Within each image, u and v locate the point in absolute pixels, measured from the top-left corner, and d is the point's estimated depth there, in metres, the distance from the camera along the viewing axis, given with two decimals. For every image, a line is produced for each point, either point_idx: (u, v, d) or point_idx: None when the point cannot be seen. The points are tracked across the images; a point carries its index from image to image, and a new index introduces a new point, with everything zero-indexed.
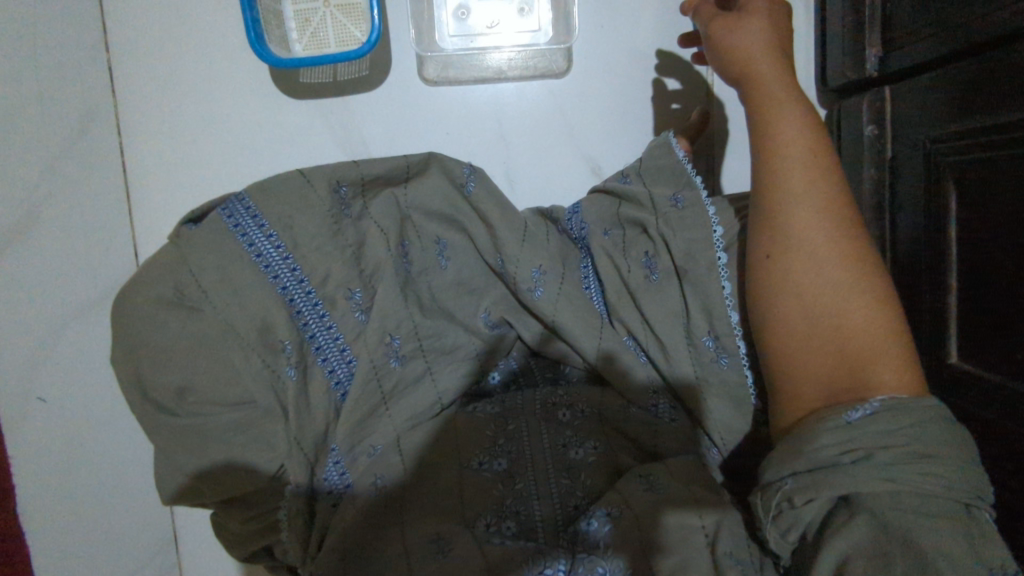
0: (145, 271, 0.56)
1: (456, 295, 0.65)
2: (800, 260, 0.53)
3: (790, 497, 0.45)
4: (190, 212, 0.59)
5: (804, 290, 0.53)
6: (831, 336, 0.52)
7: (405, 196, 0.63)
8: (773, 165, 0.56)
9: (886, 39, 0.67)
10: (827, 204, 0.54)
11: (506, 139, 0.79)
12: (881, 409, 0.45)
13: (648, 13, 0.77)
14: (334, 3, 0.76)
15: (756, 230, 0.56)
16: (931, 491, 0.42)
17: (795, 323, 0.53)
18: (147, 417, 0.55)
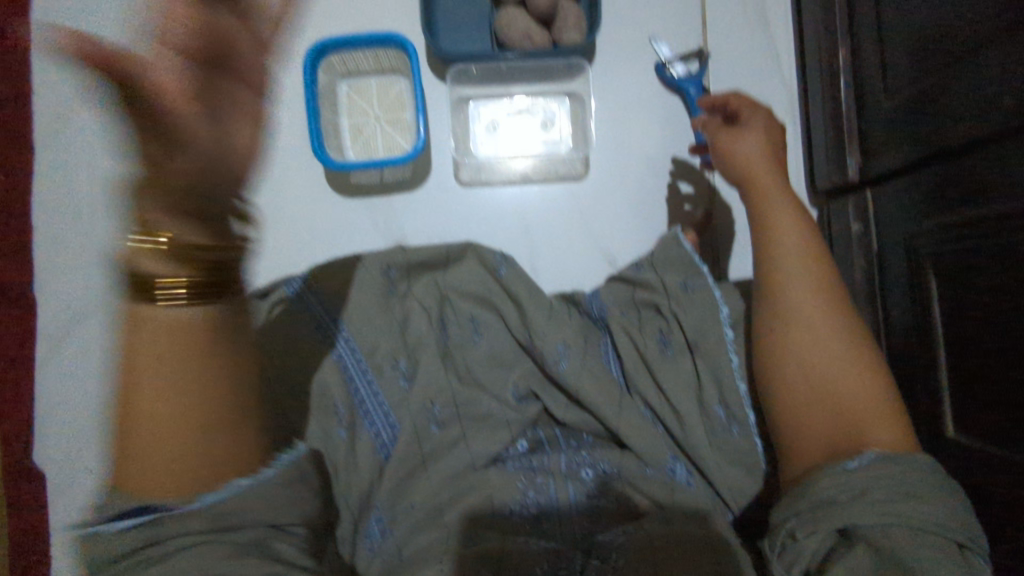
0: None
1: (487, 368, 0.71)
2: (798, 332, 0.60)
3: (792, 533, 0.50)
4: (259, 288, 0.70)
5: (801, 359, 0.59)
6: (829, 400, 0.57)
7: (444, 278, 0.73)
8: (770, 250, 0.64)
9: (864, 149, 0.77)
10: (818, 283, 0.62)
11: (530, 232, 0.88)
12: (876, 459, 0.50)
13: (656, 125, 0.88)
14: (384, 117, 0.88)
15: (759, 307, 0.64)
16: (924, 529, 0.46)
17: (796, 388, 0.59)
18: None
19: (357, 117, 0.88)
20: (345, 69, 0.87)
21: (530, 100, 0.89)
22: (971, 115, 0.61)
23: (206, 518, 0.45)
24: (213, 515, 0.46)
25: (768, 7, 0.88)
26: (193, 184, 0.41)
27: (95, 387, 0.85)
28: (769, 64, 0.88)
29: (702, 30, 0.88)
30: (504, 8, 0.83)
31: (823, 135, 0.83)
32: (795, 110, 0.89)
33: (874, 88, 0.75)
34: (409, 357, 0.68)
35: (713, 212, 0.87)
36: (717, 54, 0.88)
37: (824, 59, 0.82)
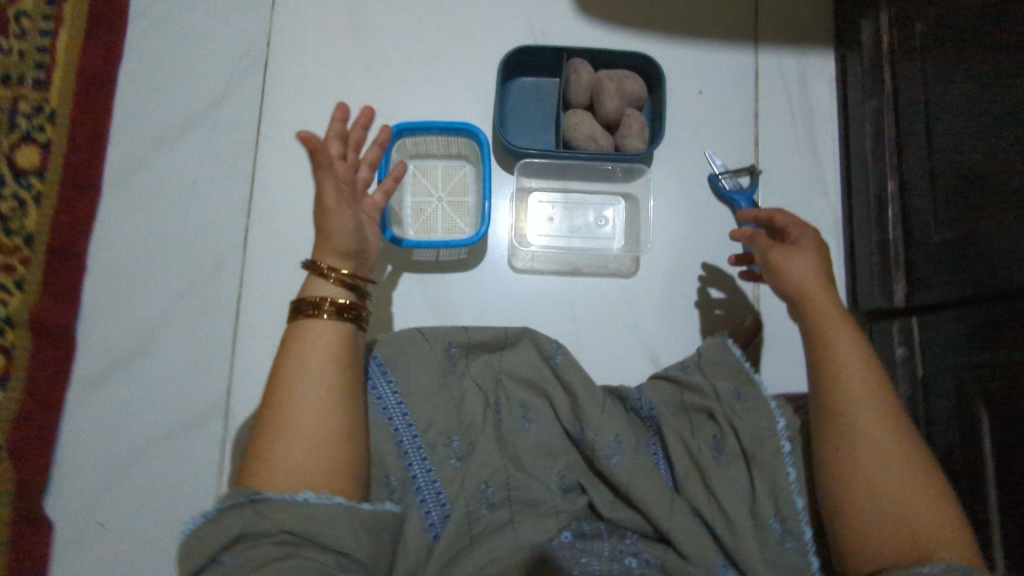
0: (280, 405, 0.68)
1: (536, 456, 0.74)
2: (862, 446, 0.61)
3: None
4: None
5: (870, 477, 0.60)
6: (895, 516, 0.58)
7: (499, 361, 0.77)
8: (831, 364, 0.65)
9: (910, 278, 0.81)
10: (881, 400, 0.63)
11: (578, 322, 0.89)
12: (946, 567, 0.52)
13: (707, 232, 0.91)
14: (446, 200, 0.91)
15: (819, 419, 0.64)
16: None
17: (861, 502, 0.59)
18: None
19: (420, 196, 0.91)
20: (414, 150, 0.91)
21: (586, 196, 0.93)
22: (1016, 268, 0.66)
23: (299, 510, 0.56)
24: (300, 504, 0.56)
25: (817, 135, 0.94)
26: (351, 252, 0.69)
27: (133, 434, 0.87)
28: (817, 187, 0.93)
29: (755, 149, 0.93)
30: (573, 110, 0.88)
31: (867, 259, 0.87)
32: (839, 231, 0.92)
33: (922, 222, 0.79)
34: (466, 438, 0.72)
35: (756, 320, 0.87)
36: (768, 171, 0.93)
37: (871, 189, 0.87)
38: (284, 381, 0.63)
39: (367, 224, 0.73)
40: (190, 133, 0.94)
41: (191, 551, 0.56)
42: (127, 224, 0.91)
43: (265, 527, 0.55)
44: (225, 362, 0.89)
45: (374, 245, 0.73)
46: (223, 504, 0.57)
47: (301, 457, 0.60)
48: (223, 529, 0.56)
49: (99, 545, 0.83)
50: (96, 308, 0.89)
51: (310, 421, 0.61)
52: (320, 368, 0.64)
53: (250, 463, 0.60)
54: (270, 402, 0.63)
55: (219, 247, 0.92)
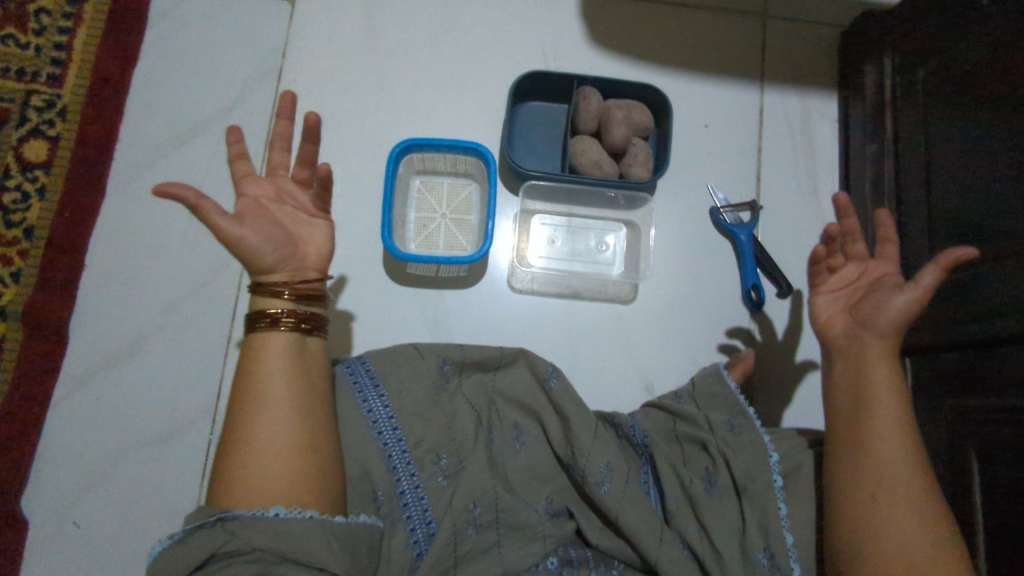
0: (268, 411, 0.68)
1: (525, 478, 0.73)
2: (885, 483, 0.63)
3: None
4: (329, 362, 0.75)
5: (894, 510, 0.61)
6: (910, 554, 0.60)
7: (493, 380, 0.77)
8: (865, 398, 0.67)
9: None
10: (908, 439, 0.64)
11: (573, 344, 0.89)
12: None
13: (706, 262, 0.92)
14: (450, 217, 0.92)
15: (844, 453, 0.66)
16: None
17: (878, 536, 0.61)
18: None
19: (424, 212, 0.92)
20: (421, 166, 0.92)
21: (589, 222, 0.94)
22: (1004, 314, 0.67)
23: (270, 528, 0.56)
24: (271, 521, 0.56)
25: (819, 176, 0.96)
26: (282, 264, 0.65)
27: (117, 433, 0.86)
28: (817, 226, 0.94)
29: (757, 185, 0.94)
30: (580, 136, 0.89)
31: None
32: None
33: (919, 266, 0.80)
34: (455, 456, 0.72)
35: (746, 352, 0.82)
36: (769, 206, 0.94)
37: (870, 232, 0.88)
38: (248, 398, 0.63)
39: (302, 231, 0.67)
40: (198, 136, 0.94)
41: (161, 572, 0.56)
42: (128, 223, 0.91)
43: (235, 547, 0.56)
44: (216, 367, 0.89)
45: (313, 249, 0.67)
46: (193, 525, 0.57)
47: (269, 473, 0.60)
48: (194, 549, 0.56)
49: (74, 545, 0.82)
50: (90, 305, 0.89)
51: (275, 436, 0.61)
52: (282, 383, 0.63)
53: (217, 480, 0.60)
54: (235, 420, 0.62)
55: (219, 250, 0.92)
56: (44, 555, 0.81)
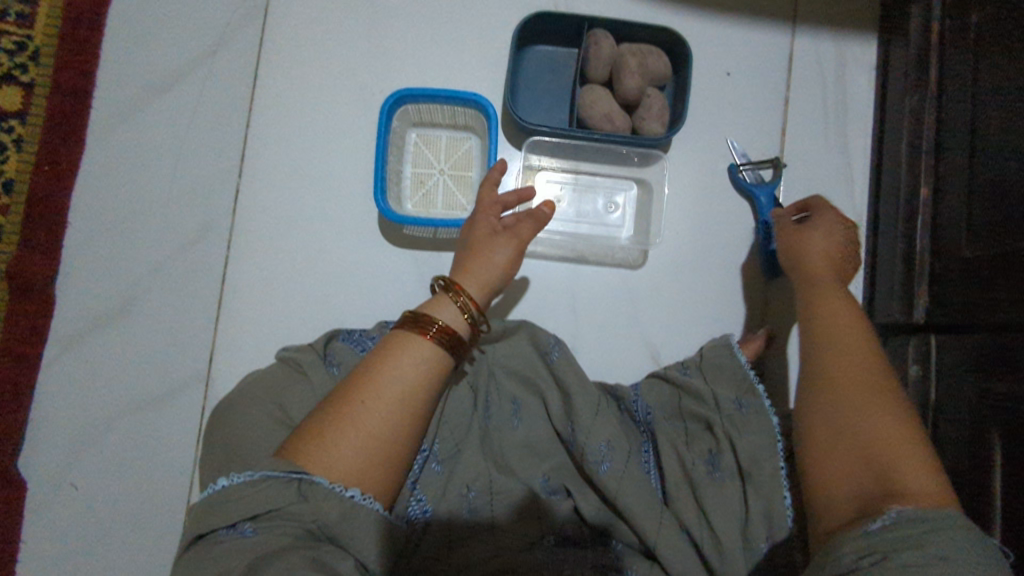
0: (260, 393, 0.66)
1: (520, 456, 0.71)
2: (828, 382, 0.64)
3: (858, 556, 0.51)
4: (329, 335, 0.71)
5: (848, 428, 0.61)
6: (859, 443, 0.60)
7: (490, 353, 0.75)
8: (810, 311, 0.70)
9: (934, 293, 0.76)
10: (852, 341, 0.66)
11: (576, 311, 0.85)
12: (899, 517, 0.52)
13: (722, 226, 0.86)
14: (448, 172, 0.86)
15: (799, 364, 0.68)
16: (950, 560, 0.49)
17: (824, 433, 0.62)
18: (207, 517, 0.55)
19: (421, 167, 0.86)
20: (418, 118, 0.85)
21: (597, 179, 0.87)
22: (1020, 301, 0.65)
23: (343, 505, 0.54)
24: (345, 499, 0.55)
25: (850, 130, 0.87)
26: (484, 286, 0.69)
27: (109, 396, 0.83)
28: (844, 186, 0.86)
29: (781, 141, 0.87)
30: (590, 86, 0.82)
31: (890, 265, 0.81)
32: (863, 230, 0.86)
33: (950, 237, 0.74)
34: (448, 442, 0.71)
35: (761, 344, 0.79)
36: (794, 165, 0.86)
37: (901, 193, 0.81)
38: (368, 381, 0.60)
39: (494, 249, 0.70)
40: (179, 84, 0.87)
41: (219, 509, 0.54)
42: (111, 181, 0.86)
43: (302, 509, 0.53)
44: (206, 331, 0.85)
45: (487, 269, 0.69)
46: (268, 474, 0.54)
47: (359, 458, 0.57)
48: (262, 496, 0.54)
49: (72, 507, 0.80)
50: (77, 266, 0.85)
51: (380, 418, 0.59)
52: (413, 382, 0.61)
53: (301, 439, 0.58)
54: (345, 394, 0.60)
55: (207, 208, 0.86)
56: (42, 518, 0.80)
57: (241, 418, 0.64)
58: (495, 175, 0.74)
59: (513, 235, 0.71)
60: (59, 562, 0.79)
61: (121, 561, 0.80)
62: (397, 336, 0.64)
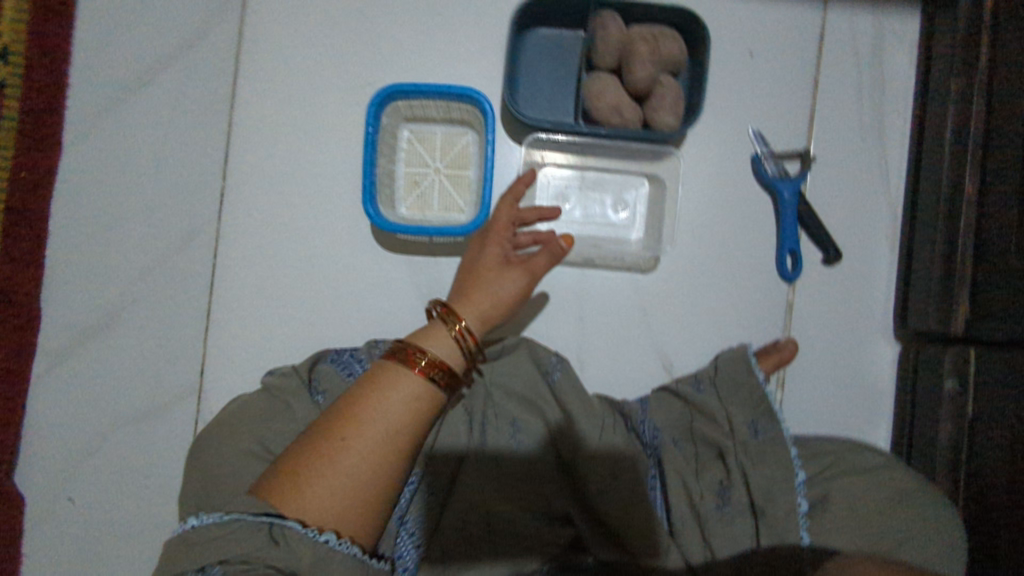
0: (240, 420, 0.61)
1: (520, 481, 0.66)
2: None
3: None
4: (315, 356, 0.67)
5: None
6: None
7: (490, 371, 0.71)
8: None
9: (975, 303, 0.69)
10: None
11: (583, 319, 0.79)
12: None
13: (742, 224, 0.79)
14: (443, 171, 0.80)
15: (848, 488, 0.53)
16: None
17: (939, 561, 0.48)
18: (176, 552, 0.51)
19: (415, 167, 0.80)
20: (409, 114, 0.79)
21: (605, 176, 0.80)
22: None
23: (316, 550, 0.50)
24: (318, 545, 0.50)
25: (886, 119, 0.79)
26: (483, 319, 0.63)
27: (99, 411, 0.81)
28: (878, 181, 0.79)
29: (808, 131, 0.79)
30: (596, 75, 0.75)
31: (927, 267, 0.74)
32: (897, 227, 0.79)
33: (994, 245, 0.67)
34: (442, 469, 0.66)
35: (781, 356, 0.74)
36: (823, 156, 0.79)
37: (942, 190, 0.73)
38: (349, 418, 0.55)
39: (495, 276, 0.64)
40: (158, 80, 0.82)
41: (188, 551, 0.50)
42: (91, 185, 0.82)
43: (271, 557, 0.48)
44: (195, 342, 0.81)
45: (486, 298, 0.64)
46: (239, 515, 0.50)
47: (337, 501, 0.52)
48: (231, 540, 0.49)
49: (70, 522, 0.80)
50: (60, 277, 0.81)
51: (368, 452, 0.54)
52: (399, 422, 0.56)
53: (277, 476, 0.53)
54: (326, 429, 0.55)
55: (191, 213, 0.81)
56: (42, 533, 0.79)
57: (219, 454, 0.60)
58: (519, 189, 0.67)
59: (524, 266, 0.65)
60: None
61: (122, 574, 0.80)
62: (383, 368, 0.59)
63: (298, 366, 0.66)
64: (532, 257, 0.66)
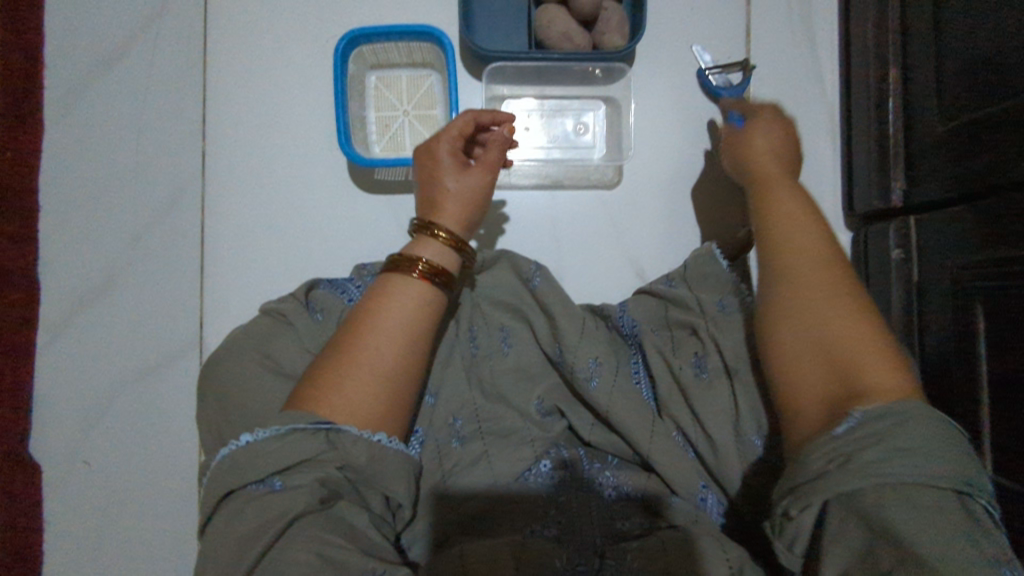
0: (247, 343, 0.67)
1: (513, 381, 0.73)
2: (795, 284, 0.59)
3: (807, 489, 0.47)
4: (309, 282, 0.72)
5: (820, 345, 0.55)
6: (830, 362, 0.54)
7: (473, 285, 0.77)
8: (783, 264, 0.61)
9: (910, 176, 0.75)
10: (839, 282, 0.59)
11: (558, 237, 0.85)
12: (861, 420, 0.48)
13: (695, 134, 0.85)
14: (412, 112, 0.85)
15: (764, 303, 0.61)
16: (908, 489, 0.44)
17: (786, 330, 0.58)
18: (231, 470, 0.53)
19: (385, 111, 0.85)
20: (374, 61, 0.84)
21: (565, 102, 0.86)
22: (1011, 163, 0.63)
23: (370, 450, 0.56)
24: (372, 444, 0.56)
25: (816, 25, 0.85)
26: (459, 220, 0.68)
27: (105, 375, 0.84)
28: (814, 82, 0.85)
29: (746, 42, 0.85)
30: (546, 6, 0.79)
31: (864, 152, 0.81)
32: (836, 125, 0.85)
33: (921, 114, 0.73)
34: (437, 372, 0.74)
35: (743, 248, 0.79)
36: (762, 64, 0.85)
37: (870, 79, 0.79)
38: (368, 325, 0.60)
39: (463, 182, 0.69)
40: (130, 54, 0.86)
41: (249, 464, 0.53)
42: (76, 160, 0.85)
43: (332, 458, 0.54)
44: (193, 300, 0.85)
45: (458, 201, 0.68)
46: (295, 426, 0.54)
47: (376, 400, 0.58)
48: (291, 450, 0.53)
49: (89, 484, 0.82)
50: (54, 249, 0.84)
51: (391, 361, 0.59)
52: (414, 325, 0.61)
53: (310, 384, 0.57)
54: (346, 340, 0.60)
55: (176, 176, 0.85)
56: (58, 499, 0.82)
57: (235, 371, 0.65)
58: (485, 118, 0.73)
59: (483, 164, 0.70)
60: (84, 537, 0.82)
61: (143, 529, 0.82)
62: (385, 282, 0.64)
63: (296, 292, 0.71)
64: (485, 155, 0.71)
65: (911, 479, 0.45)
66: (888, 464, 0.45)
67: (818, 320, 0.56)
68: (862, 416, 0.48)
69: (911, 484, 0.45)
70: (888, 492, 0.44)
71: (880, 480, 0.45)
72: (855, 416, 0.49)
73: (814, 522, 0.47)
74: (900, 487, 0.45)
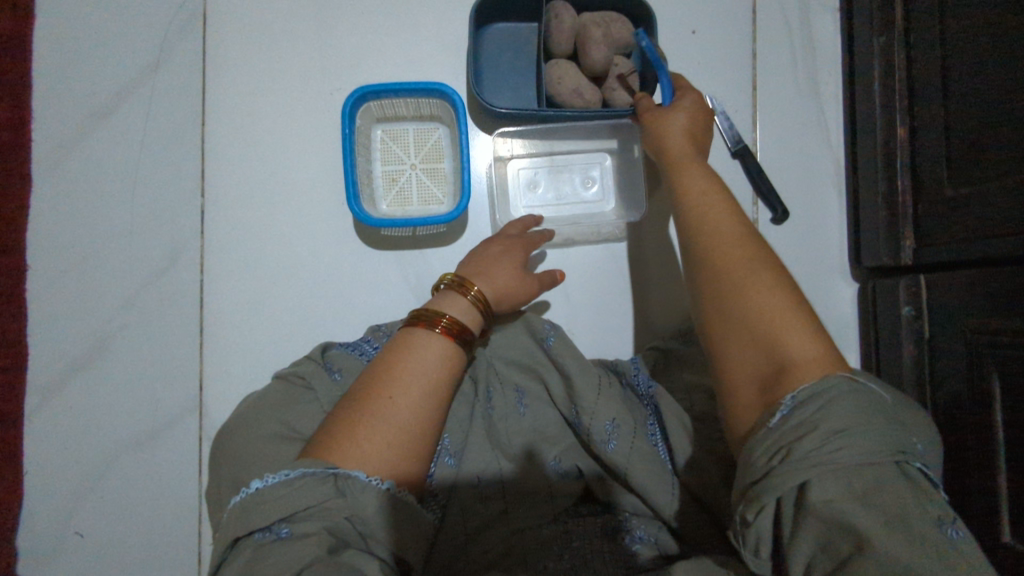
0: (261, 409, 0.65)
1: (530, 443, 0.71)
2: (716, 248, 0.58)
3: (759, 485, 0.45)
4: (325, 343, 0.72)
5: (748, 319, 0.54)
6: (755, 335, 0.53)
7: (488, 346, 0.76)
8: (701, 225, 0.61)
9: (919, 234, 0.76)
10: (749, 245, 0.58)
11: (569, 291, 0.84)
12: (795, 406, 0.46)
13: None
14: (420, 165, 0.83)
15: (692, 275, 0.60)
16: (854, 468, 0.42)
17: (714, 302, 0.56)
18: (239, 515, 0.50)
19: (392, 163, 0.83)
20: (381, 113, 0.82)
21: (571, 158, 0.86)
22: None
23: (381, 499, 0.52)
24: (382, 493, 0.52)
25: (820, 77, 0.86)
26: (498, 289, 0.69)
27: (98, 440, 0.80)
28: (820, 135, 0.86)
29: (753, 95, 0.85)
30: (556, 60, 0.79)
31: (872, 206, 0.81)
32: (842, 176, 0.86)
33: (930, 172, 0.74)
34: (457, 434, 0.70)
35: None
36: (769, 116, 0.86)
37: (877, 134, 0.80)
38: (388, 378, 0.58)
39: (510, 268, 0.71)
40: (125, 105, 0.83)
41: (257, 510, 0.50)
42: (67, 215, 0.82)
43: (341, 507, 0.50)
44: (191, 360, 0.81)
45: (502, 277, 0.70)
46: (305, 471, 0.51)
47: (388, 454, 0.55)
48: (300, 496, 0.50)
49: (79, 557, 0.78)
50: (44, 308, 0.81)
51: (409, 413, 0.57)
52: (434, 379, 0.59)
53: (323, 438, 0.55)
54: (365, 393, 0.57)
55: (173, 231, 0.82)
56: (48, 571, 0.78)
57: (250, 438, 0.62)
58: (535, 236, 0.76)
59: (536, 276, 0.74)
60: None
61: None
62: (405, 334, 0.62)
63: (312, 353, 0.70)
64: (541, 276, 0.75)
65: (852, 463, 0.42)
66: (825, 449, 0.42)
67: (742, 289, 0.55)
68: (794, 401, 0.46)
69: (851, 466, 0.42)
70: (826, 479, 0.42)
71: (823, 469, 0.42)
72: (788, 403, 0.47)
73: (774, 524, 0.44)
74: (839, 471, 0.42)
